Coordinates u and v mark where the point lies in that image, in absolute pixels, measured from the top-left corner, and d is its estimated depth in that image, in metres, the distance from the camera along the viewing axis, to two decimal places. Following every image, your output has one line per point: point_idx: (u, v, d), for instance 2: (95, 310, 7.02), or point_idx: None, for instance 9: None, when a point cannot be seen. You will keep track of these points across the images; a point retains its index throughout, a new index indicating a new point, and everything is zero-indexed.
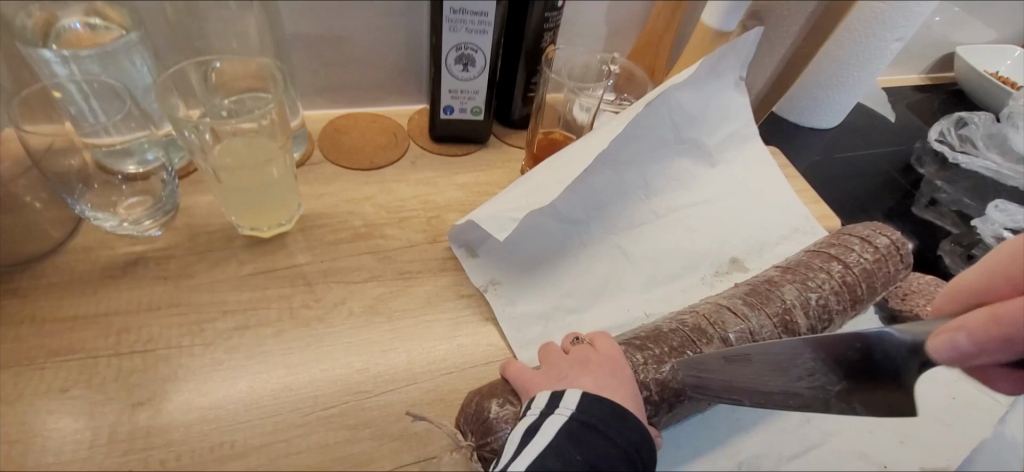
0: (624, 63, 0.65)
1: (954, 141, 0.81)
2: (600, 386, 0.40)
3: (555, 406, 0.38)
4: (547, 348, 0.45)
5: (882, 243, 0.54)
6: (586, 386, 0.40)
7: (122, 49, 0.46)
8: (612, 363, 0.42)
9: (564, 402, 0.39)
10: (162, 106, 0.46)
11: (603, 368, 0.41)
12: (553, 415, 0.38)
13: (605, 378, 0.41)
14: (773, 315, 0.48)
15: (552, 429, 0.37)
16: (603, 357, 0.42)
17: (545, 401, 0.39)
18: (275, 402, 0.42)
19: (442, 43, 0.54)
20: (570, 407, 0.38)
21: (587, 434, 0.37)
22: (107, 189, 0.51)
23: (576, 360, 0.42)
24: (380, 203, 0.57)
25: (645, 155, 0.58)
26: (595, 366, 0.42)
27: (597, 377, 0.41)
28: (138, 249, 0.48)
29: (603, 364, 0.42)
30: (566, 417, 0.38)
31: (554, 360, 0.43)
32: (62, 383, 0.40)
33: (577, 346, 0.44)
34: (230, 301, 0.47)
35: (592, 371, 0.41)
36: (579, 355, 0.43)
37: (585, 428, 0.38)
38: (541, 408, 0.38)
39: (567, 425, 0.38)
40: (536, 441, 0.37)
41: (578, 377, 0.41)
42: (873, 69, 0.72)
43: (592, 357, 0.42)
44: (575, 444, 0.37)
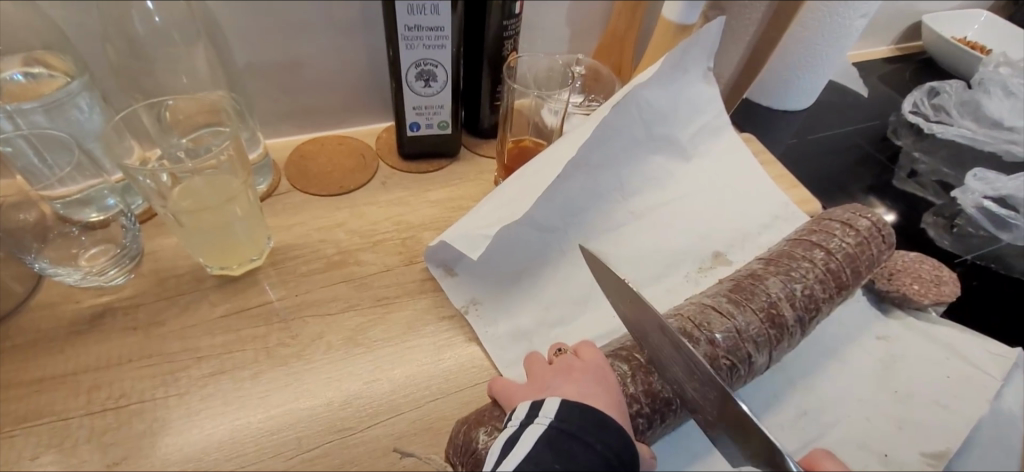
0: (589, 63, 0.64)
1: (928, 111, 0.81)
2: (582, 394, 0.39)
3: (534, 415, 0.37)
4: (531, 359, 0.44)
5: (863, 225, 0.54)
6: (568, 395, 0.39)
7: (66, 97, 0.44)
8: (596, 371, 0.41)
9: (543, 410, 0.37)
10: (110, 151, 0.44)
11: (587, 375, 0.41)
12: (532, 425, 0.36)
13: (587, 385, 0.40)
14: (759, 311, 0.47)
15: (531, 438, 0.35)
16: (587, 365, 0.42)
17: (524, 412, 0.38)
18: (256, 448, 0.41)
19: (401, 61, 0.53)
20: (549, 415, 0.36)
21: (566, 442, 0.35)
22: (67, 242, 0.49)
23: (559, 369, 0.42)
24: (353, 228, 0.55)
25: (618, 156, 0.58)
26: (577, 375, 0.41)
27: (579, 386, 0.40)
28: (104, 300, 0.47)
29: (586, 371, 0.41)
30: (545, 426, 0.36)
31: (537, 373, 0.42)
32: (33, 451, 0.39)
33: (561, 356, 0.43)
34: (204, 346, 0.45)
35: (574, 380, 0.40)
36: (562, 364, 0.42)
37: (564, 435, 0.35)
38: (521, 419, 0.37)
39: (545, 434, 0.35)
40: (514, 452, 0.35)
41: (560, 386, 0.40)
42: (840, 46, 0.72)
43: (576, 366, 0.42)
44: (553, 452, 0.34)
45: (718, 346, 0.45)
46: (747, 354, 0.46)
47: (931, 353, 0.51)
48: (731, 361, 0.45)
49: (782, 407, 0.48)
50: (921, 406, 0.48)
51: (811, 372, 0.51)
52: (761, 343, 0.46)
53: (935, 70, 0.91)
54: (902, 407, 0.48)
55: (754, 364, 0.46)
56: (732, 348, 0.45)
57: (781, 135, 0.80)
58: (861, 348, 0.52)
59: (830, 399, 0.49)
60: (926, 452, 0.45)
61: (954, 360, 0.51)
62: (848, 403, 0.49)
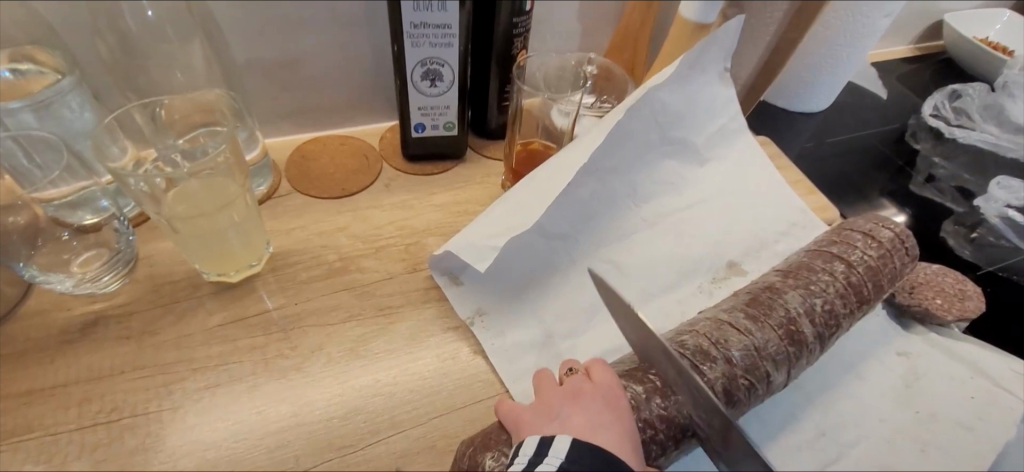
0: (602, 63, 0.61)
1: (948, 115, 0.79)
2: (593, 425, 0.38)
3: (543, 454, 0.36)
4: (541, 378, 0.42)
5: (886, 237, 0.51)
6: (578, 427, 0.38)
7: (56, 97, 0.42)
8: (607, 395, 0.39)
9: (553, 449, 0.36)
10: (100, 152, 0.42)
11: (595, 403, 0.39)
12: (542, 465, 0.35)
13: (598, 414, 0.38)
14: (778, 327, 0.45)
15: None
16: (597, 388, 0.40)
17: (532, 449, 0.36)
18: (253, 467, 0.39)
19: (406, 60, 0.51)
20: (559, 456, 0.35)
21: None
22: (58, 248, 0.47)
23: (569, 393, 0.40)
24: (355, 233, 0.53)
25: (631, 161, 0.56)
26: (588, 402, 0.39)
27: (589, 415, 0.38)
28: (97, 308, 0.45)
29: (597, 396, 0.39)
30: (555, 467, 0.35)
31: (546, 395, 0.41)
32: (21, 468, 0.38)
33: (572, 376, 0.41)
34: (200, 357, 0.44)
35: (585, 407, 0.39)
36: (572, 387, 0.40)
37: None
38: (528, 456, 0.36)
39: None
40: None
41: (570, 416, 0.38)
42: (861, 47, 0.69)
43: (585, 389, 0.40)
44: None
45: (736, 365, 0.43)
46: (766, 373, 0.43)
47: (955, 371, 0.49)
48: (749, 381, 0.43)
49: (800, 427, 0.46)
50: (946, 428, 0.46)
51: (831, 389, 0.48)
52: (780, 362, 0.44)
53: (956, 71, 0.88)
54: (927, 430, 0.46)
55: (773, 383, 0.44)
56: (750, 368, 0.43)
57: (796, 138, 0.78)
58: (882, 366, 0.50)
59: (852, 419, 0.47)
60: None
61: (979, 379, 0.49)
62: (871, 424, 0.46)
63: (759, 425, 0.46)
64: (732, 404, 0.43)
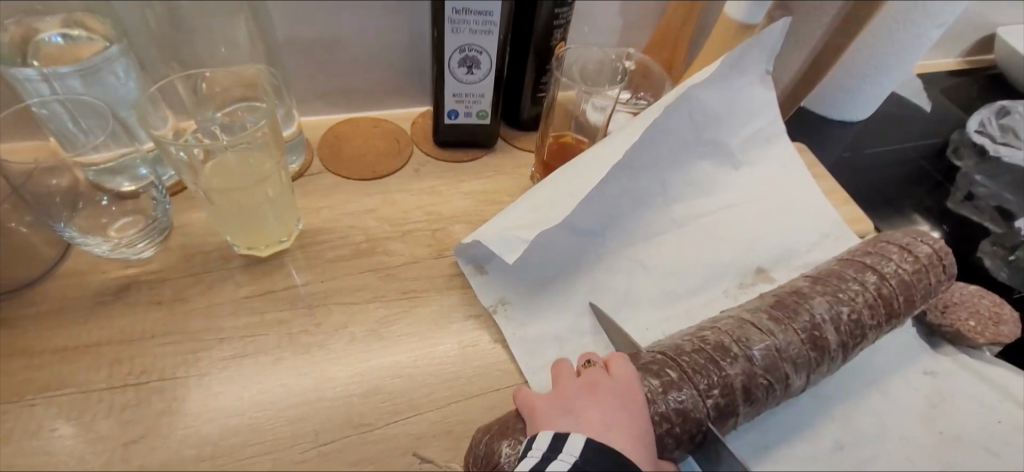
0: (640, 58, 0.61)
1: (994, 132, 0.75)
2: (607, 422, 0.38)
3: (557, 450, 0.36)
4: (558, 367, 0.43)
5: (923, 252, 0.50)
6: (591, 422, 0.38)
7: (103, 63, 0.43)
8: (624, 391, 0.39)
9: (568, 446, 0.36)
10: (142, 120, 0.43)
11: (612, 398, 0.39)
12: (556, 461, 0.35)
13: (613, 411, 0.38)
14: (802, 331, 0.44)
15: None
16: (614, 383, 0.40)
17: (547, 443, 0.36)
18: (275, 437, 0.40)
19: (445, 45, 0.50)
20: (573, 453, 0.36)
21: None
22: (97, 212, 0.49)
23: (585, 387, 0.40)
24: (383, 216, 0.54)
25: (665, 161, 0.55)
26: (604, 397, 0.39)
27: (604, 412, 0.38)
28: (130, 273, 0.46)
29: (614, 392, 0.39)
30: (569, 464, 0.35)
31: (563, 386, 0.41)
32: (53, 422, 0.39)
33: (590, 368, 0.41)
34: (227, 327, 0.45)
35: (600, 403, 0.39)
36: (590, 380, 0.40)
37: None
38: (542, 451, 0.36)
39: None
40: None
41: (585, 411, 0.39)
42: (910, 57, 0.67)
43: (602, 383, 0.40)
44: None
45: (756, 364, 0.43)
46: (786, 375, 0.43)
47: (977, 393, 0.49)
48: (768, 381, 0.43)
49: (818, 436, 0.46)
50: (967, 451, 0.46)
51: (850, 400, 0.48)
52: (800, 365, 0.44)
53: (1007, 87, 0.85)
54: (947, 451, 0.46)
55: (791, 386, 0.44)
56: (770, 367, 0.43)
57: (833, 147, 0.76)
58: (904, 380, 0.50)
59: (870, 432, 0.46)
60: None
61: (1003, 404, 0.48)
62: (890, 440, 0.46)
63: (777, 429, 0.46)
64: (750, 402, 0.42)
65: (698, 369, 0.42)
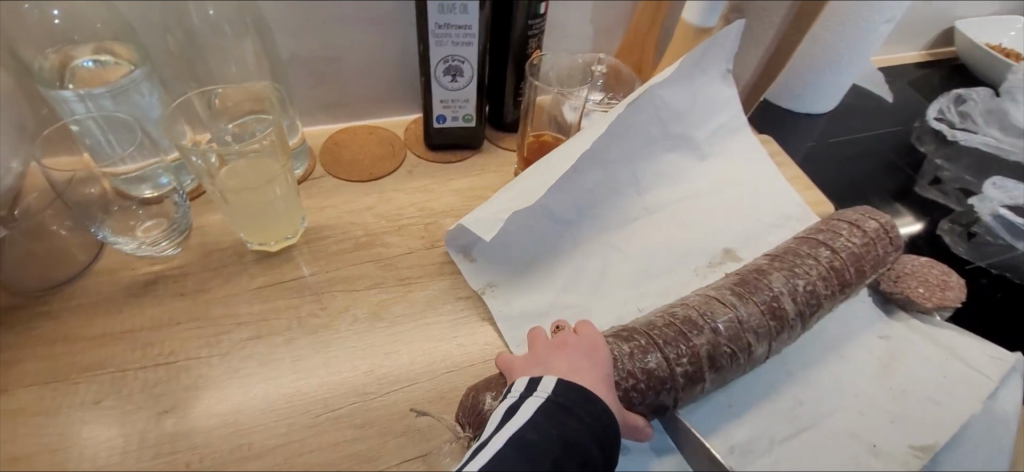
0: (611, 62, 0.68)
1: (954, 118, 0.80)
2: (573, 368, 0.43)
3: (533, 389, 0.41)
4: (532, 335, 0.47)
5: (871, 227, 0.55)
6: (560, 370, 0.43)
7: (131, 84, 0.49)
8: (589, 345, 0.45)
9: (541, 386, 0.41)
10: (169, 134, 0.50)
11: (578, 351, 0.44)
12: (531, 398, 0.40)
13: (578, 360, 0.43)
14: (761, 303, 0.49)
15: (530, 409, 0.40)
16: (581, 340, 0.45)
17: (524, 385, 0.41)
18: (289, 405, 0.45)
19: (430, 57, 0.56)
20: (546, 390, 0.41)
21: (561, 414, 0.40)
22: (125, 215, 0.55)
23: (555, 345, 0.45)
24: (380, 212, 0.59)
25: (634, 153, 0.60)
26: (571, 351, 0.44)
27: (571, 361, 0.43)
28: (156, 269, 0.52)
29: (579, 346, 0.44)
30: (543, 399, 0.40)
31: (536, 346, 0.46)
32: (96, 396, 0.44)
33: (559, 332, 0.46)
34: (243, 313, 0.50)
35: (567, 355, 0.44)
36: (559, 339, 0.45)
37: (560, 408, 0.40)
38: (520, 391, 0.41)
39: (543, 406, 0.40)
40: (514, 420, 0.39)
41: (554, 362, 0.43)
42: (862, 50, 0.73)
43: (570, 341, 0.45)
44: (551, 422, 0.39)
45: (721, 335, 0.47)
46: (748, 344, 0.47)
47: (927, 354, 0.53)
48: (732, 350, 0.47)
49: (779, 396, 0.50)
50: (914, 403, 0.50)
51: (810, 364, 0.53)
52: (761, 334, 0.48)
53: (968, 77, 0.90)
54: (896, 404, 0.50)
55: (753, 354, 0.48)
56: (733, 337, 0.47)
57: (800, 138, 0.81)
58: (859, 345, 0.54)
59: (827, 393, 0.51)
60: (916, 443, 0.47)
61: (949, 362, 0.52)
62: (843, 398, 0.50)
63: (740, 392, 0.51)
64: (716, 369, 0.47)
65: (668, 340, 0.46)
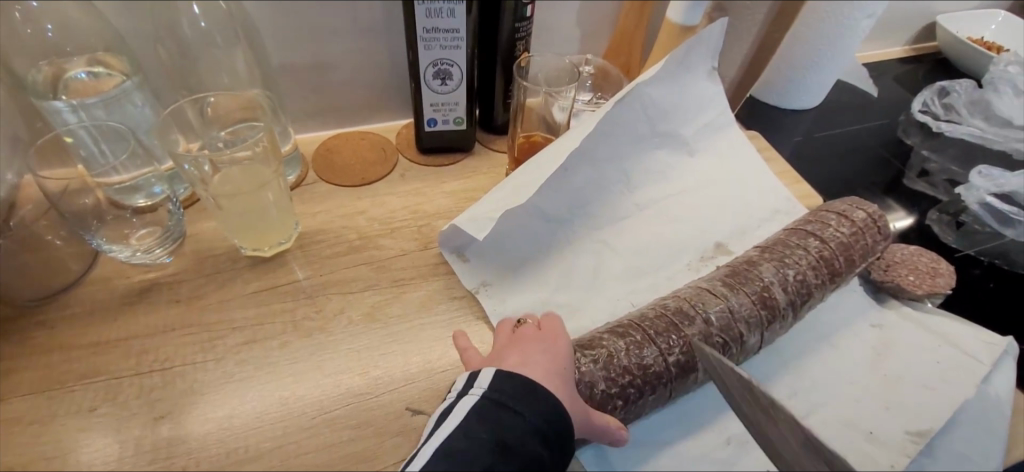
0: (598, 63, 0.69)
1: (938, 110, 0.81)
2: (524, 361, 0.42)
3: (470, 386, 0.40)
4: (502, 325, 0.47)
5: (859, 217, 0.56)
6: (511, 364, 0.42)
7: (123, 94, 0.50)
8: (545, 339, 0.44)
9: (478, 381, 0.40)
10: (162, 142, 0.50)
11: (531, 345, 0.43)
12: (468, 395, 0.39)
13: (530, 354, 0.42)
14: (752, 293, 0.49)
15: (464, 409, 0.39)
16: (538, 335, 0.44)
17: (462, 383, 0.40)
18: (285, 408, 0.45)
19: (419, 61, 0.57)
20: (482, 385, 0.39)
21: (496, 410, 0.38)
22: (119, 223, 0.55)
23: (512, 340, 0.44)
24: (373, 216, 0.60)
25: (624, 152, 0.61)
26: (526, 345, 0.43)
27: (523, 354, 0.42)
28: (151, 276, 0.52)
29: (536, 340, 0.44)
30: (478, 396, 0.39)
31: (497, 342, 0.45)
32: (91, 403, 0.44)
33: (523, 324, 0.46)
34: (238, 318, 0.50)
35: (521, 349, 0.43)
36: (517, 333, 0.45)
37: (494, 404, 0.38)
38: (458, 390, 0.40)
39: (476, 404, 0.39)
40: (448, 422, 0.38)
41: (508, 356, 0.43)
42: (845, 45, 0.74)
43: (527, 335, 0.44)
44: (483, 422, 0.38)
45: (713, 325, 0.47)
46: (740, 333, 0.48)
47: (919, 341, 0.53)
48: (724, 340, 0.47)
49: (775, 386, 0.51)
50: (908, 390, 0.50)
51: (804, 354, 0.53)
52: (753, 324, 0.48)
53: (951, 70, 0.92)
54: (891, 392, 0.50)
55: (746, 344, 0.48)
56: (725, 327, 0.47)
57: (788, 133, 0.82)
58: (852, 334, 0.54)
59: (823, 382, 0.51)
60: (912, 429, 0.47)
61: (941, 348, 0.53)
62: (839, 387, 0.51)
63: None
64: None
65: (661, 332, 0.46)
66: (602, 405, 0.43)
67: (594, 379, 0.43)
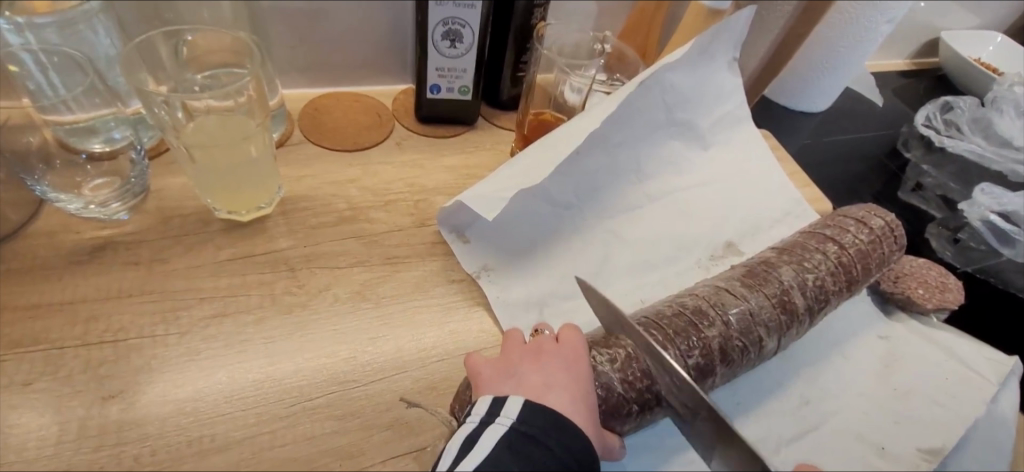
0: (616, 43, 0.63)
1: (939, 126, 0.78)
2: (547, 384, 0.37)
3: (495, 414, 0.35)
4: (508, 336, 0.42)
5: (877, 225, 0.54)
6: (532, 386, 0.38)
7: (82, 17, 0.44)
8: (569, 356, 0.39)
9: (505, 409, 0.35)
10: (128, 77, 0.43)
11: (555, 363, 0.39)
12: (492, 425, 0.35)
13: (554, 373, 0.38)
14: (772, 297, 0.47)
15: (491, 439, 0.35)
16: (559, 350, 0.40)
17: (484, 408, 0.36)
18: (258, 393, 0.40)
19: (429, 19, 0.52)
20: (511, 415, 0.35)
21: (527, 445, 0.34)
22: (70, 169, 0.48)
23: (530, 352, 0.40)
24: (365, 186, 0.54)
25: (640, 138, 0.57)
26: (548, 363, 0.39)
27: (546, 375, 0.38)
28: (105, 234, 0.46)
29: (558, 357, 0.39)
30: (506, 426, 0.35)
31: (507, 352, 0.41)
32: (25, 377, 0.38)
33: (539, 336, 0.41)
34: (207, 287, 0.44)
35: (542, 367, 0.39)
36: (535, 345, 0.40)
37: (525, 437, 0.35)
38: (481, 415, 0.36)
39: (505, 436, 0.34)
40: (473, 452, 0.34)
41: (527, 375, 0.38)
42: (861, 49, 0.73)
43: (547, 348, 0.40)
44: (512, 457, 0.34)
45: (732, 327, 0.44)
46: (758, 338, 0.45)
47: (930, 356, 0.52)
48: (743, 343, 0.45)
49: (784, 396, 0.49)
50: (919, 405, 0.49)
51: (814, 365, 0.51)
52: (772, 328, 0.46)
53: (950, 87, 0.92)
54: (904, 407, 0.49)
55: (764, 349, 0.46)
56: (745, 331, 0.45)
57: (794, 136, 0.81)
58: (863, 346, 0.53)
59: (833, 394, 0.49)
60: (922, 447, 0.46)
61: (951, 364, 0.52)
62: (850, 395, 0.49)
63: (747, 389, 0.49)
64: (727, 364, 0.44)
65: (679, 331, 0.43)
66: (616, 409, 0.40)
67: (610, 380, 0.40)
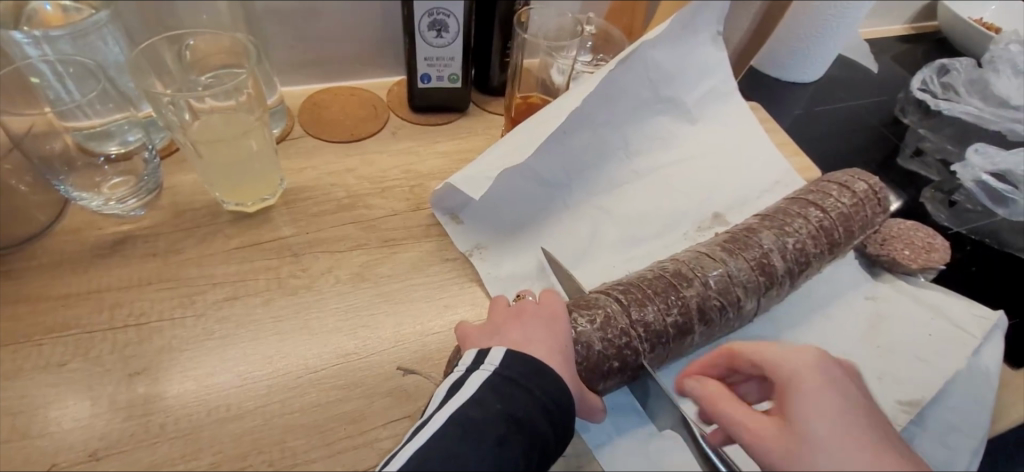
0: (600, 23, 0.65)
1: (936, 89, 0.77)
2: (528, 338, 0.41)
3: (481, 362, 0.39)
4: (495, 301, 0.45)
5: (860, 189, 0.55)
6: (514, 340, 0.41)
7: (92, 28, 0.48)
8: (548, 315, 0.42)
9: (489, 357, 0.39)
10: (137, 81, 0.46)
11: (536, 319, 0.42)
12: (478, 371, 0.38)
13: (534, 329, 0.41)
14: (751, 259, 0.48)
15: (474, 384, 0.38)
16: (540, 309, 0.43)
17: (471, 358, 0.39)
18: (268, 367, 0.43)
19: (415, 11, 0.54)
20: (494, 362, 0.38)
21: (509, 387, 0.38)
22: (90, 170, 0.52)
23: (512, 312, 0.43)
24: (362, 175, 0.57)
25: (625, 116, 0.59)
26: (528, 320, 0.42)
27: (526, 330, 0.41)
28: (124, 229, 0.50)
29: (538, 315, 0.42)
30: (489, 372, 0.38)
31: (493, 313, 0.44)
32: (61, 358, 0.42)
33: (521, 299, 0.44)
34: (219, 273, 0.48)
35: (523, 324, 0.42)
36: (518, 307, 0.43)
37: (507, 381, 0.38)
38: (468, 364, 0.39)
39: (489, 380, 0.38)
40: (459, 394, 0.38)
41: (508, 332, 0.41)
42: (850, 17, 0.73)
43: (528, 309, 0.43)
44: (495, 396, 0.37)
45: (711, 288, 0.47)
46: (737, 298, 0.47)
47: (913, 315, 0.53)
48: (721, 303, 0.47)
49: None
50: (901, 361, 0.50)
51: (797, 325, 0.53)
52: (750, 289, 0.48)
53: (949, 50, 0.91)
54: (886, 363, 0.50)
55: (743, 309, 0.48)
56: (723, 291, 0.47)
57: (787, 107, 0.81)
58: (847, 306, 0.54)
59: None
60: (901, 400, 0.48)
61: (936, 322, 0.53)
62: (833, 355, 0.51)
63: None
64: (706, 323, 0.46)
65: (659, 291, 0.46)
66: (598, 367, 0.42)
67: (591, 339, 0.42)
